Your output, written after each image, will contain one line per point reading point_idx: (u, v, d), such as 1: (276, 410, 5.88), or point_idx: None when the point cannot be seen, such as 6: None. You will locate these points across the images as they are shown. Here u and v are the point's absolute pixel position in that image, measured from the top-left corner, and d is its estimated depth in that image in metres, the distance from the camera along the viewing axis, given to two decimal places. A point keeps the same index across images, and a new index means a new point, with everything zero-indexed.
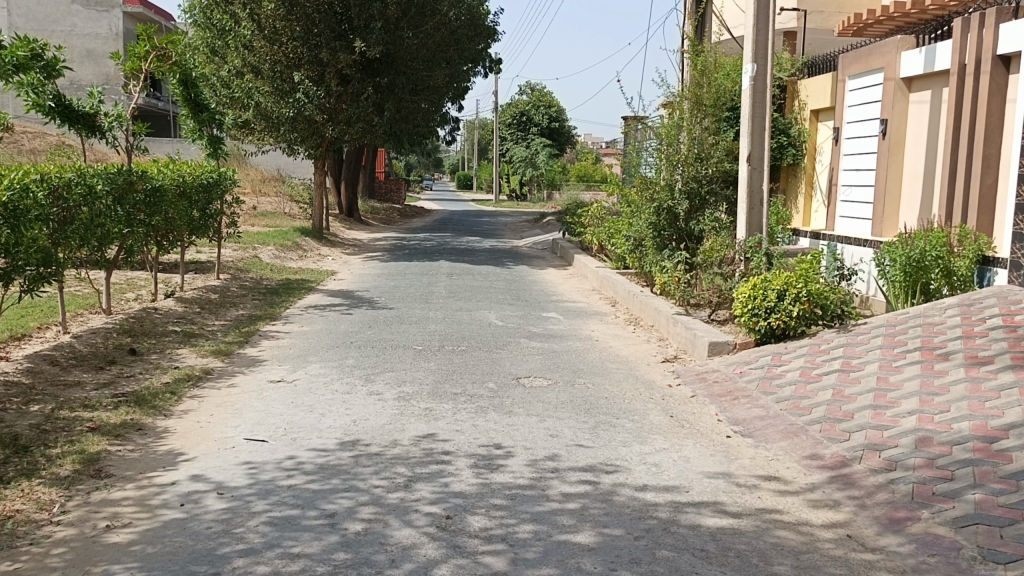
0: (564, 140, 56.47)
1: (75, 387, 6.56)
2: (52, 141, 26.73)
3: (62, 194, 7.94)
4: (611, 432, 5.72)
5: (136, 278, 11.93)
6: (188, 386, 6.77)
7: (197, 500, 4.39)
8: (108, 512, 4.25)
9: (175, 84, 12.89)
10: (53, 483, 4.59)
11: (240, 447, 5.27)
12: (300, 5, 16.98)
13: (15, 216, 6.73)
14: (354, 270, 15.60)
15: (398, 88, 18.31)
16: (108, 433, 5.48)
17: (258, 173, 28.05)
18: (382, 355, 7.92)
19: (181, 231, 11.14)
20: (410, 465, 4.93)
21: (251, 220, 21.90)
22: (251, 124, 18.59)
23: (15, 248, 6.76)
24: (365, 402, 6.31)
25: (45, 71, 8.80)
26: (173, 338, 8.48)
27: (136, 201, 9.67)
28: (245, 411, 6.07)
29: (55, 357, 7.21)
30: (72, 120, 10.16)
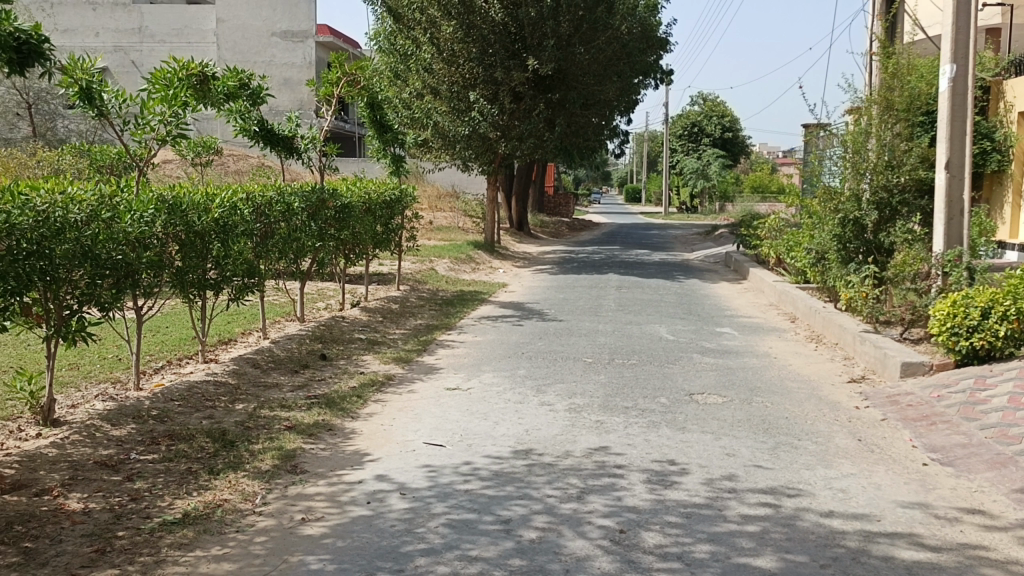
0: (738, 150, 54.83)
1: (275, 388, 7.11)
2: (253, 163, 29.18)
3: (265, 211, 8.69)
4: (792, 454, 5.47)
5: (326, 289, 12.78)
6: (373, 390, 7.16)
7: (382, 499, 4.63)
8: (303, 506, 4.56)
9: (363, 107, 13.72)
10: (255, 476, 5.00)
11: (420, 450, 5.50)
12: (477, 26, 17.57)
13: (225, 232, 7.63)
14: (526, 282, 15.88)
15: (570, 103, 18.53)
16: (302, 432, 5.89)
17: (435, 190, 29.33)
18: (554, 367, 8.00)
19: (367, 246, 11.81)
20: (583, 476, 4.95)
21: (427, 234, 22.98)
22: (430, 142, 19.47)
23: (225, 260, 7.57)
24: (538, 412, 6.40)
25: (251, 99, 9.63)
26: (358, 345, 9.01)
27: (328, 218, 10.36)
28: (424, 417, 6.34)
29: (257, 360, 7.86)
30: (274, 142, 11.00)
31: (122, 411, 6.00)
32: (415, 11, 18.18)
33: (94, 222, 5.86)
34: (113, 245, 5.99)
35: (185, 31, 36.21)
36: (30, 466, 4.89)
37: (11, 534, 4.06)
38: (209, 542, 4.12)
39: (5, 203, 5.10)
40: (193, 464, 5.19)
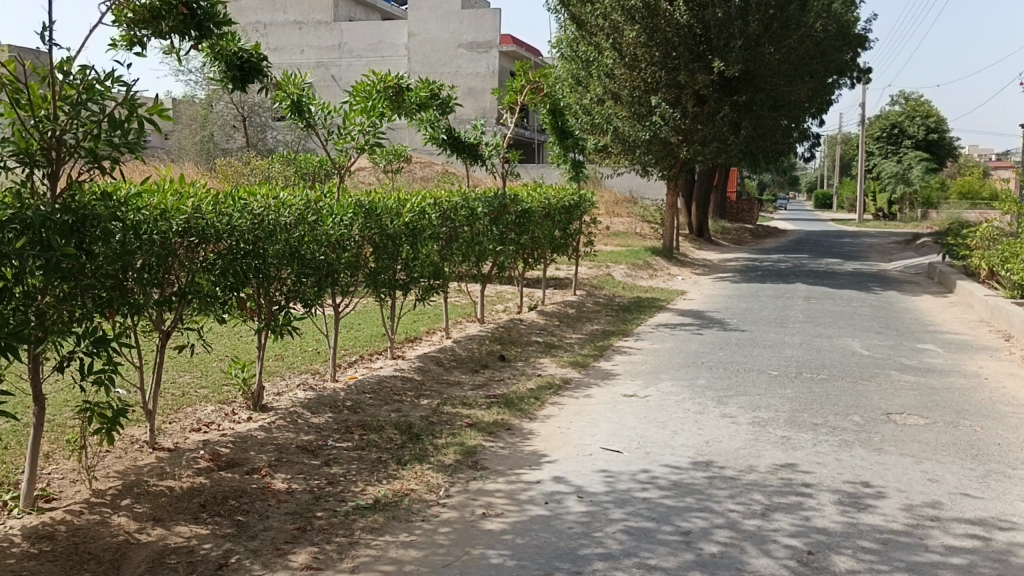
0: (944, 152, 50.66)
1: (456, 386, 7.38)
2: (438, 169, 30.42)
3: (451, 216, 9.04)
4: (1005, 484, 4.99)
5: (505, 292, 13.12)
6: (550, 392, 7.26)
7: (560, 500, 4.68)
8: (484, 501, 4.70)
9: (545, 113, 13.96)
10: (439, 469, 5.21)
11: (597, 455, 5.52)
12: (662, 30, 17.37)
13: (415, 235, 8.02)
14: (705, 290, 15.49)
15: (757, 105, 17.92)
16: (482, 430, 6.07)
17: (613, 195, 29.29)
18: (736, 379, 7.75)
19: (546, 250, 11.98)
20: (768, 493, 4.77)
21: (605, 240, 23.01)
22: (610, 148, 19.49)
23: (413, 261, 7.96)
24: (718, 424, 6.23)
25: (441, 108, 10.06)
26: (535, 348, 9.18)
27: (509, 222, 10.62)
28: (602, 422, 6.34)
29: (440, 358, 8.19)
30: (460, 150, 11.39)
31: (320, 400, 6.46)
32: (598, 17, 18.24)
33: (301, 224, 6.34)
34: (317, 246, 6.46)
35: (381, 46, 38.20)
36: (242, 446, 5.37)
37: (227, 506, 4.48)
38: (397, 528, 4.34)
39: (227, 206, 5.63)
40: (383, 454, 5.49)
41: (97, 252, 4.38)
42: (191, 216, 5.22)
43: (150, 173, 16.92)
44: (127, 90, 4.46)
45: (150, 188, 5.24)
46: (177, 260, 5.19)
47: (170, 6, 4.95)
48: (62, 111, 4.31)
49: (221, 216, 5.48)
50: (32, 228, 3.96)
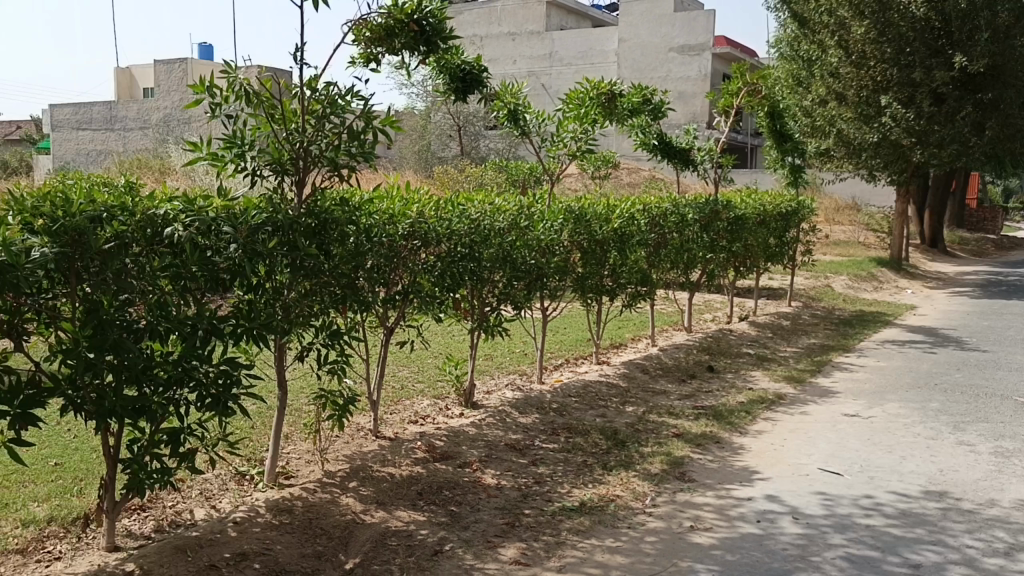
0: None
1: (663, 395, 7.28)
2: (646, 175, 30.17)
3: (660, 222, 8.94)
4: None
5: (714, 301, 12.78)
6: (762, 407, 6.98)
7: (773, 520, 4.49)
8: (692, 514, 4.60)
9: (763, 116, 13.44)
10: (645, 478, 5.17)
11: (814, 476, 5.22)
12: (895, 24, 16.19)
13: (623, 242, 8.02)
14: (938, 305, 14.21)
15: (1007, 102, 16.13)
16: (690, 441, 5.95)
17: (832, 202, 27.64)
18: (975, 403, 7.04)
19: (760, 259, 11.53)
20: (1014, 531, 4.29)
21: (824, 249, 21.77)
22: (831, 152, 18.42)
23: (620, 268, 7.97)
24: (955, 452, 5.69)
25: (653, 113, 9.98)
26: (747, 360, 8.85)
27: (721, 230, 10.32)
28: (819, 441, 6.00)
29: (646, 366, 8.12)
30: (672, 155, 11.24)
31: (528, 401, 6.63)
32: (822, 13, 17.24)
33: (513, 229, 6.54)
34: (528, 251, 6.63)
35: (591, 53, 38.43)
36: (455, 440, 5.63)
37: (441, 497, 4.71)
38: (603, 533, 4.35)
39: (447, 211, 5.91)
40: (588, 458, 5.53)
41: (335, 253, 4.77)
42: (416, 221, 5.53)
43: (379, 180, 18.19)
44: (364, 104, 4.82)
45: (379, 194, 5.61)
46: (402, 262, 5.53)
47: (403, 24, 5.27)
48: (309, 124, 4.74)
49: (442, 220, 5.77)
50: (283, 230, 4.41)
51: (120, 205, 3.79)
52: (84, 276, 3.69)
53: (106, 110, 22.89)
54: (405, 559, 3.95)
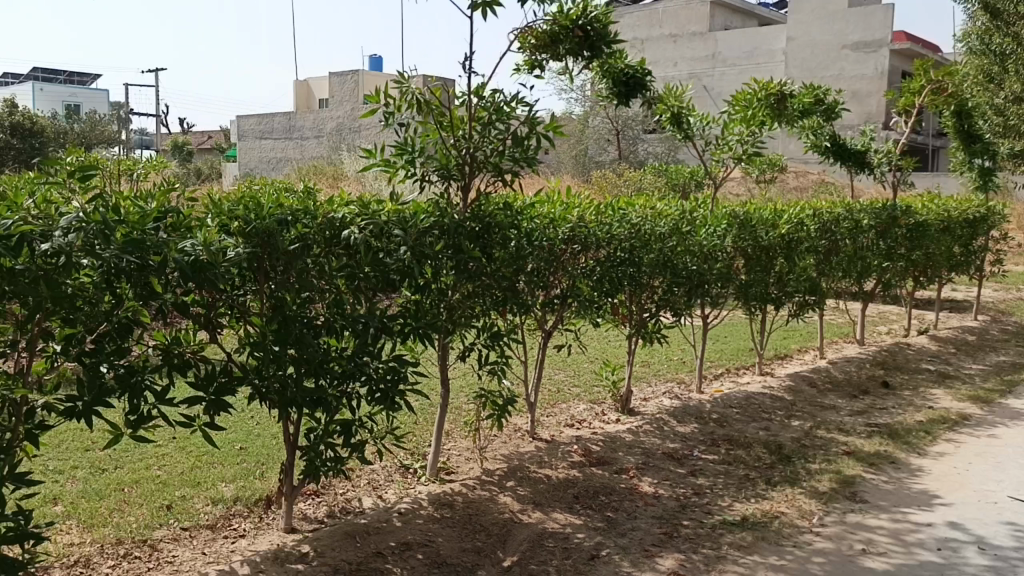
0: None
1: (832, 410, 6.92)
2: (815, 178, 28.78)
3: (830, 228, 8.52)
4: None
5: (890, 313, 12.02)
6: (944, 428, 6.48)
7: (956, 549, 4.16)
8: (863, 536, 4.35)
9: (948, 116, 12.53)
10: (812, 496, 4.93)
11: (1005, 505, 4.80)
12: None
13: (791, 248, 7.71)
14: None
15: None
16: (862, 460, 5.62)
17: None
18: None
19: (942, 269, 10.73)
20: None
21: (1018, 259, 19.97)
22: None
23: (788, 276, 7.66)
24: None
25: (826, 114, 9.53)
26: (927, 376, 8.26)
27: (899, 236, 9.70)
28: (1011, 468, 5.50)
29: (814, 379, 7.75)
30: (845, 158, 10.68)
31: (687, 410, 6.50)
32: None
33: (675, 234, 6.43)
34: (690, 257, 6.50)
35: (756, 53, 37.13)
36: (612, 446, 5.60)
37: (598, 502, 4.71)
38: (766, 550, 4.19)
39: (608, 216, 5.90)
40: (750, 471, 5.34)
41: (496, 256, 4.88)
42: (576, 225, 5.55)
43: (541, 184, 18.47)
44: (529, 110, 4.89)
45: (541, 198, 5.68)
46: (562, 266, 5.57)
47: (568, 30, 5.31)
48: (476, 131, 4.85)
49: (602, 225, 5.76)
50: (449, 234, 4.57)
51: (303, 209, 4.04)
52: (271, 274, 3.97)
53: (286, 121, 24.52)
54: (562, 561, 3.97)
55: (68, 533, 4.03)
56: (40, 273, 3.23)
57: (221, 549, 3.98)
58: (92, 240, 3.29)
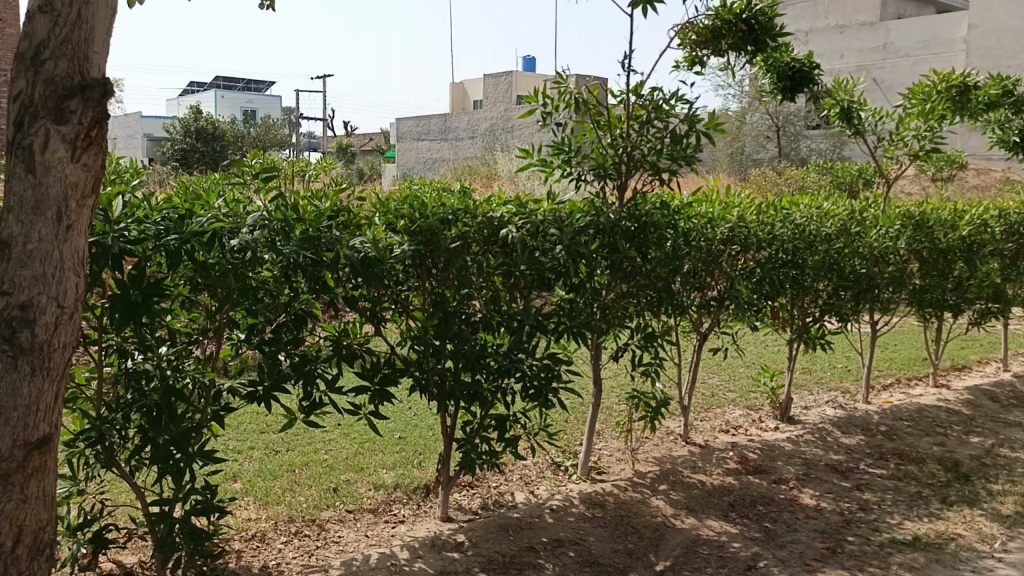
0: None
1: (1017, 428, 6.37)
2: (997, 175, 26.53)
3: (1019, 229, 7.84)
4: None
5: None
6: None
7: None
8: None
9: None
10: (994, 519, 4.56)
11: None
12: None
13: (972, 251, 7.16)
14: None
15: None
16: None
17: None
18: None
19: None
20: None
21: None
22: None
23: (967, 281, 7.12)
24: None
25: (1014, 107, 8.79)
26: None
27: None
28: None
29: (996, 394, 7.16)
30: None
31: (852, 420, 6.18)
32: None
33: (843, 235, 6.11)
34: (858, 259, 6.16)
35: None
36: (770, 454, 5.41)
37: (755, 511, 4.56)
38: (941, 572, 3.91)
39: (770, 216, 5.69)
40: (923, 489, 5.01)
41: (652, 256, 4.81)
42: (737, 224, 5.39)
43: (700, 183, 18.18)
44: (689, 107, 4.78)
45: (699, 198, 5.55)
46: (720, 267, 5.43)
47: (731, 25, 5.17)
48: (634, 129, 4.79)
49: (763, 225, 5.56)
50: (605, 233, 4.55)
51: (464, 208, 4.13)
52: (432, 271, 4.11)
53: (443, 121, 25.30)
54: (717, 569, 3.88)
55: (246, 509, 4.34)
56: (228, 266, 3.48)
57: (382, 532, 4.16)
58: (274, 237, 3.52)
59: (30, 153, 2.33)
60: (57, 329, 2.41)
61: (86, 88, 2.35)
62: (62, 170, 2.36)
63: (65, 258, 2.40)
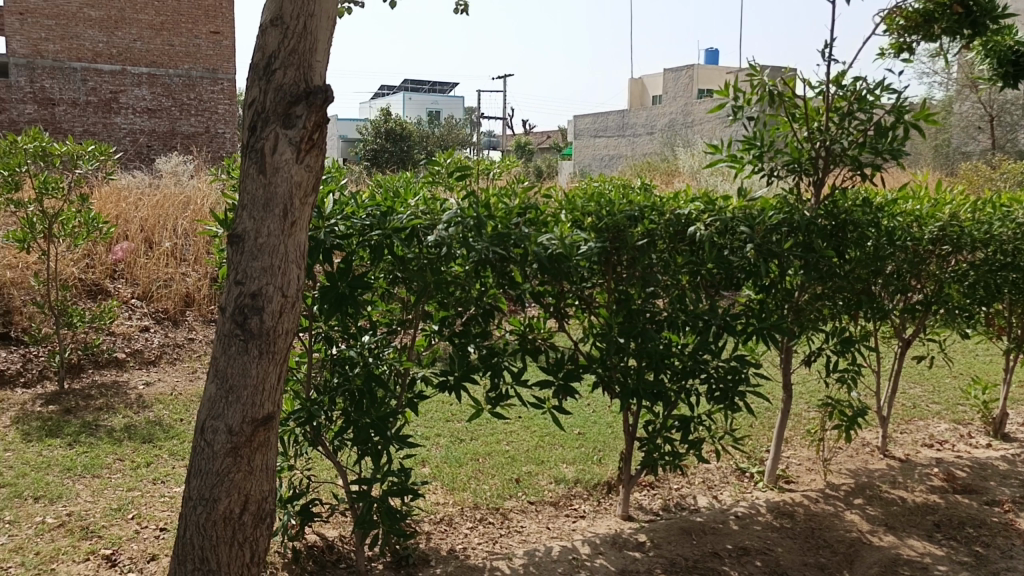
0: None
1: None
2: None
3: None
4: None
5: None
6: None
7: None
8: None
9: None
10: None
11: None
12: None
13: None
14: None
15: None
16: None
17: None
18: None
19: None
20: None
21: None
22: None
23: None
24: None
25: None
26: None
27: None
28: None
29: None
30: None
31: None
32: None
33: None
34: None
35: None
36: (981, 473, 4.97)
37: (964, 534, 4.20)
38: None
39: (987, 213, 5.19)
40: None
41: (851, 256, 4.52)
42: (947, 223, 4.95)
43: (903, 178, 16.98)
44: (896, 97, 4.46)
45: (904, 194, 5.17)
46: (927, 270, 5.04)
47: (945, 8, 4.78)
48: (833, 122, 4.52)
49: (979, 224, 5.07)
50: (800, 232, 4.30)
51: (651, 205, 4.06)
52: (617, 269, 4.09)
53: (620, 118, 25.18)
54: None
55: (435, 493, 4.54)
56: (424, 261, 3.64)
57: (563, 526, 4.22)
58: (467, 234, 3.62)
59: (261, 155, 2.55)
60: (282, 316, 2.63)
61: (310, 94, 2.55)
62: (288, 171, 2.56)
63: (289, 251, 2.61)
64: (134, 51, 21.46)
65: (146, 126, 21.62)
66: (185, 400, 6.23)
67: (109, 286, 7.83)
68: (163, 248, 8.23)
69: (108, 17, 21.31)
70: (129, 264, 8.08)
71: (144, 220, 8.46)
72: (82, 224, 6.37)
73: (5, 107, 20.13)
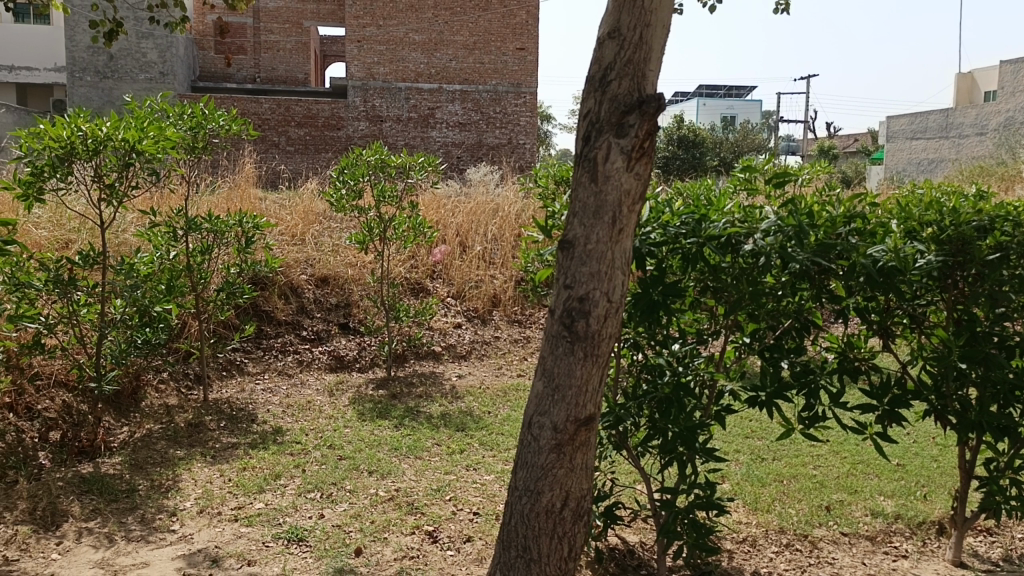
0: None
1: None
2: None
3: None
4: None
5: None
6: None
7: None
8: None
9: None
10: None
11: None
12: None
13: None
14: None
15: None
16: None
17: None
18: None
19: None
20: None
21: None
22: None
23: None
24: None
25: None
26: None
27: None
28: None
29: None
30: None
31: None
32: None
33: None
34: None
35: None
36: None
37: None
38: None
39: None
40: None
41: None
42: None
43: None
44: None
45: None
46: None
47: None
48: None
49: None
50: None
51: (1006, 214, 3.57)
52: (958, 285, 3.67)
53: (943, 117, 22.66)
54: None
55: (737, 511, 4.39)
56: (740, 271, 3.53)
57: (882, 563, 3.87)
58: (788, 242, 3.42)
59: (594, 164, 2.63)
60: (607, 321, 2.69)
61: (644, 103, 2.57)
62: (619, 179, 2.61)
63: (616, 258, 2.67)
64: (450, 70, 23.50)
65: (457, 139, 23.43)
66: (492, 395, 6.64)
67: (429, 285, 8.60)
68: (476, 252, 8.88)
69: (429, 41, 23.51)
70: (447, 265, 8.81)
71: (460, 226, 9.21)
72: (411, 228, 7.07)
73: (344, 125, 22.76)
